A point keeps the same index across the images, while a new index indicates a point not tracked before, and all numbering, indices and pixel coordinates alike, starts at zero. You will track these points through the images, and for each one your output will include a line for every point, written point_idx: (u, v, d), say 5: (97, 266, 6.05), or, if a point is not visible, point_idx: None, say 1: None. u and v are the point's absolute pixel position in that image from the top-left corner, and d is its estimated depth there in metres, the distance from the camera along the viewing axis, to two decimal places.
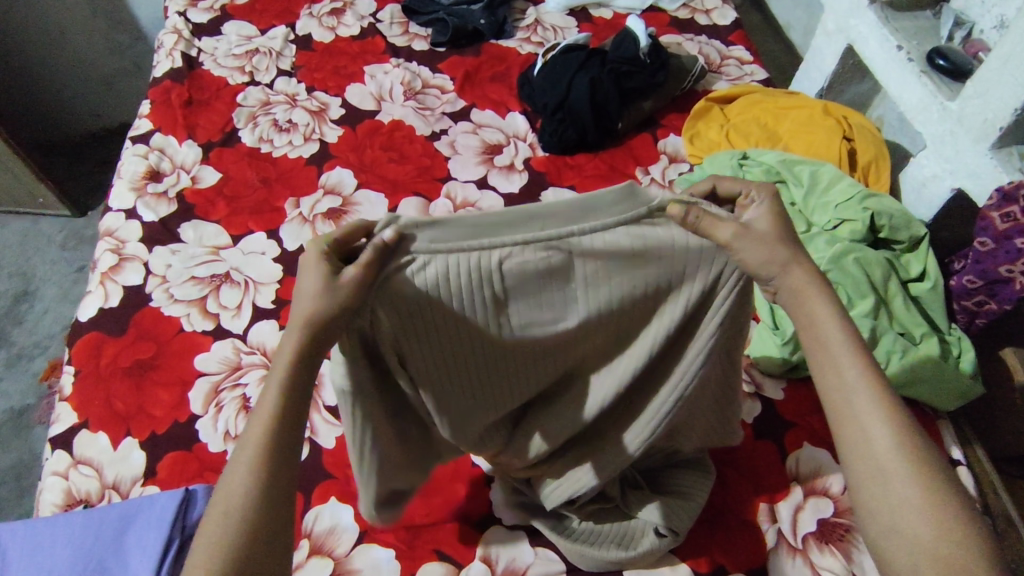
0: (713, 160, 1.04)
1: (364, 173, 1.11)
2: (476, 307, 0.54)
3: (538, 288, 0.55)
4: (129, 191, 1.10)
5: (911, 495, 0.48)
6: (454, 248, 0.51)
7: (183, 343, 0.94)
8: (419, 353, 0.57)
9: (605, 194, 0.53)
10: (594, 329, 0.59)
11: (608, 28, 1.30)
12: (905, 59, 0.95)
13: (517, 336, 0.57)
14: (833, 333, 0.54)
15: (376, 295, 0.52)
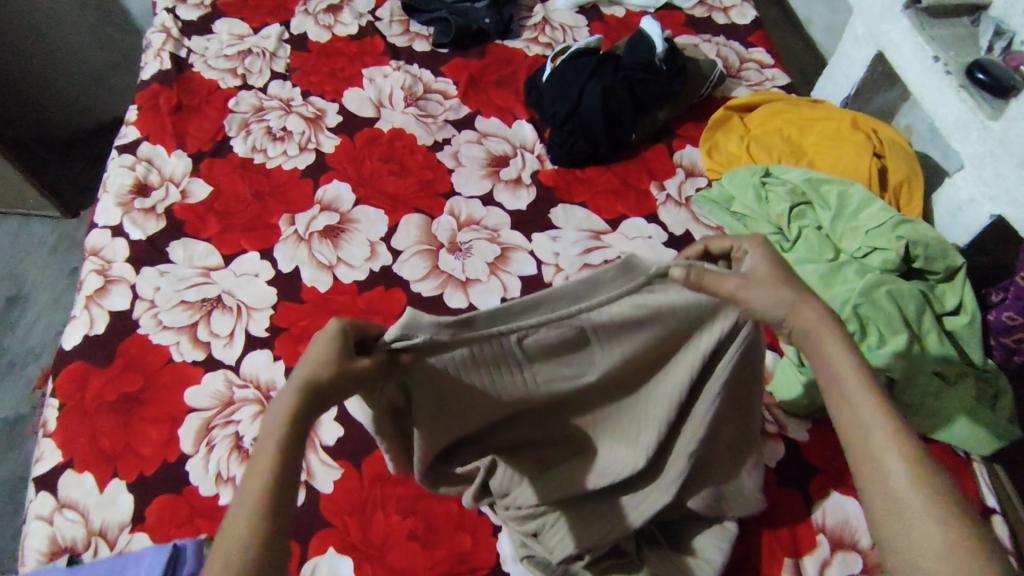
0: (734, 177, 0.98)
1: (363, 187, 1.05)
2: (498, 373, 0.61)
3: (555, 354, 0.63)
4: (115, 206, 1.04)
5: (919, 513, 0.47)
6: (475, 327, 0.58)
7: (172, 374, 0.89)
8: (450, 412, 0.64)
9: (607, 273, 0.60)
10: (606, 382, 0.66)
11: (621, 28, 1.23)
12: (942, 71, 0.88)
13: (536, 392, 0.64)
14: (839, 362, 0.55)
15: (399, 372, 0.57)
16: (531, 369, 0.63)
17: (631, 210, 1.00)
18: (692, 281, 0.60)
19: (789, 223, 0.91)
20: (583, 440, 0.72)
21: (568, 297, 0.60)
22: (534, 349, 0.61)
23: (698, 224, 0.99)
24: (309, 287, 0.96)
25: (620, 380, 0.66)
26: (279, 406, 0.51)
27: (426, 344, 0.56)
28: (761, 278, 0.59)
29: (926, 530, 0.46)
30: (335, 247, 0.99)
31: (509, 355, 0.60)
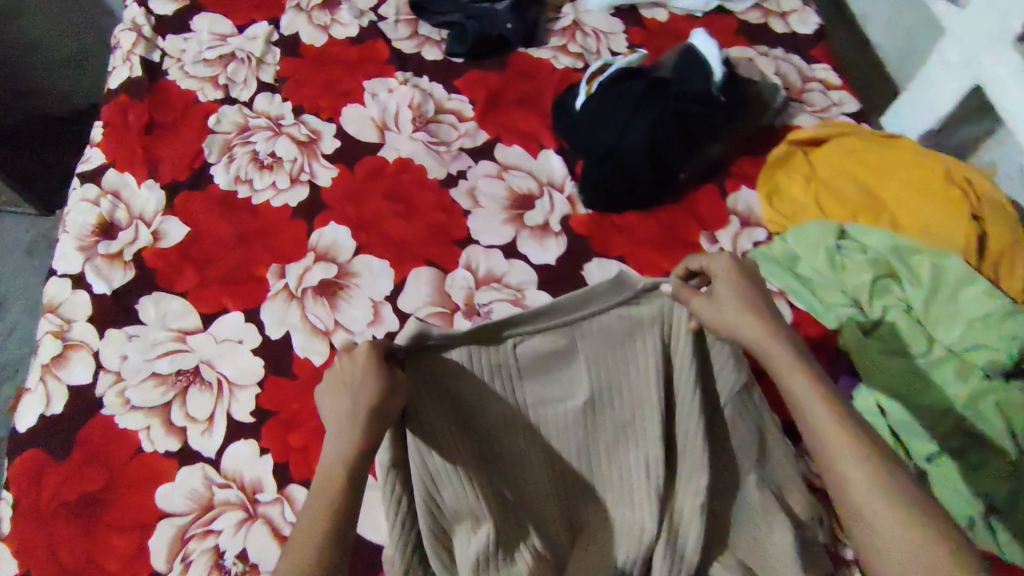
0: (803, 235, 0.83)
1: (364, 232, 0.90)
2: (495, 385, 0.66)
3: (548, 373, 0.68)
4: (76, 250, 0.89)
5: (875, 501, 0.50)
6: (476, 336, 0.64)
7: (142, 468, 0.76)
8: (457, 445, 0.65)
9: (598, 288, 0.66)
10: (598, 404, 0.69)
11: (663, 37, 1.07)
12: None
13: (530, 410, 0.68)
14: (793, 378, 0.59)
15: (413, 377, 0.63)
16: (526, 387, 0.68)
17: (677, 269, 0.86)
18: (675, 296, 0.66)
19: (871, 300, 0.78)
20: (582, 478, 0.71)
21: (561, 311, 0.65)
22: (530, 359, 0.67)
23: None
24: (301, 358, 0.82)
25: (611, 406, 0.69)
26: (342, 450, 0.58)
27: (432, 351, 0.63)
28: (726, 298, 0.65)
29: (876, 509, 0.50)
30: (332, 308, 0.85)
31: (505, 363, 0.66)
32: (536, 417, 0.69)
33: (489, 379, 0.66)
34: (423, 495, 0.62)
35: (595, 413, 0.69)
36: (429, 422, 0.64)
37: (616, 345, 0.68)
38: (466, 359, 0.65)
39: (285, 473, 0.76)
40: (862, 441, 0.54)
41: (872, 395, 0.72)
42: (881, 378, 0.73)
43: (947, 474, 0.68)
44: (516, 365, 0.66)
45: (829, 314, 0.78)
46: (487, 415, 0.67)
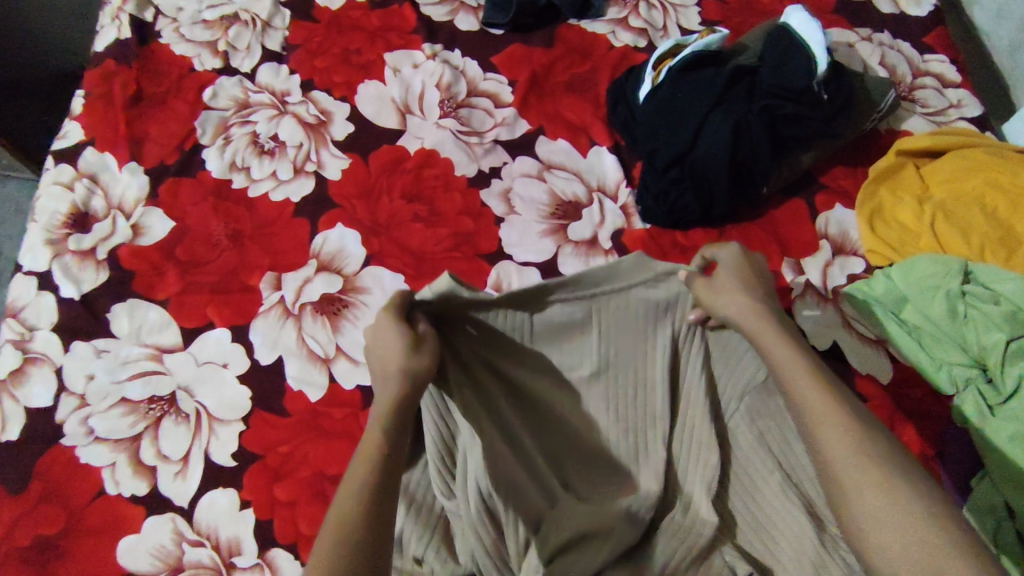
0: (914, 271, 0.67)
1: (377, 238, 0.76)
2: (504, 349, 0.57)
3: (571, 327, 0.57)
4: (44, 244, 0.76)
5: (876, 504, 0.40)
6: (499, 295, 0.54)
7: (103, 514, 0.64)
8: (467, 407, 0.53)
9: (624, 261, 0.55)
10: (612, 375, 0.58)
11: (744, 14, 0.89)
12: None
13: (536, 378, 0.58)
14: (790, 357, 0.48)
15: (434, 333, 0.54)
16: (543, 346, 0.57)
17: None
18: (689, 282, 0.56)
19: (1002, 371, 0.62)
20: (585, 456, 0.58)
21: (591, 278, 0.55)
22: (546, 326, 0.57)
23: (850, 334, 0.69)
24: (294, 391, 0.69)
25: (626, 378, 0.58)
26: (380, 401, 0.48)
27: (459, 309, 0.53)
28: (728, 282, 0.54)
29: (874, 506, 0.40)
30: (333, 330, 0.72)
31: (519, 328, 0.56)
32: (541, 386, 0.58)
33: (498, 343, 0.56)
34: (435, 439, 0.55)
35: (613, 381, 0.58)
36: (447, 381, 0.53)
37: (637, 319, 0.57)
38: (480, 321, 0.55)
39: (267, 534, 0.63)
40: (853, 420, 0.44)
41: (999, 490, 0.59)
42: (1008, 469, 0.58)
43: None
44: (532, 326, 0.56)
45: (943, 375, 0.65)
46: (492, 381, 0.56)
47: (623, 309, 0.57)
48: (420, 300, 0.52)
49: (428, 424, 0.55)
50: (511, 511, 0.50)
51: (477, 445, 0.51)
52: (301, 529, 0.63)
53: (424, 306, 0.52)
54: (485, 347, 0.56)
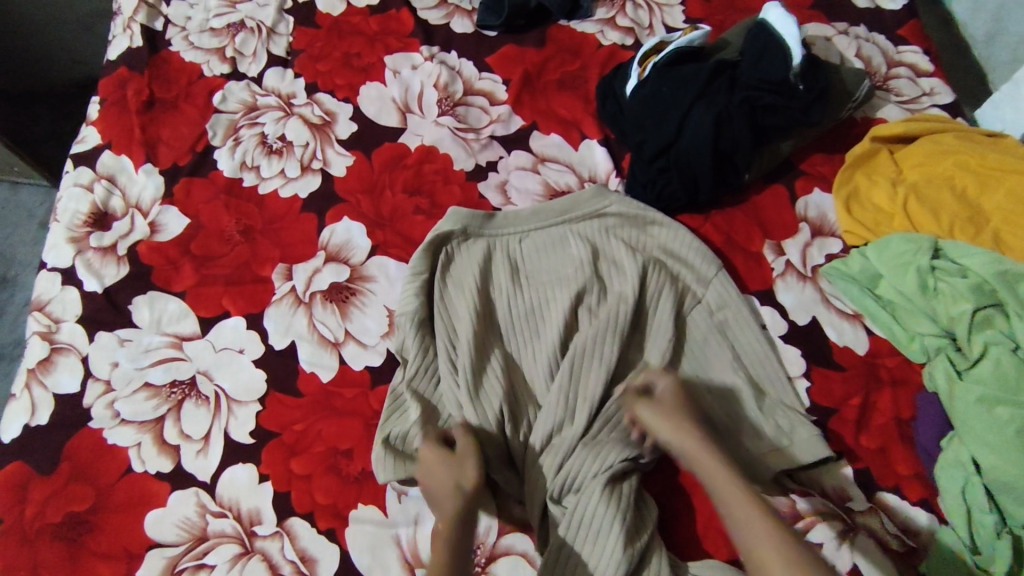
0: (886, 249, 0.72)
1: (381, 230, 0.81)
2: (501, 280, 0.74)
3: (558, 268, 0.74)
4: (66, 242, 0.81)
5: None
6: (499, 229, 0.78)
7: (130, 490, 0.69)
8: (470, 322, 0.70)
9: (582, 199, 0.78)
10: (587, 298, 0.72)
11: (725, 11, 0.94)
12: None
13: (526, 303, 0.72)
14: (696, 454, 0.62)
15: (445, 267, 0.74)
16: (535, 283, 0.73)
17: (740, 281, 0.74)
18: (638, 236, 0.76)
19: (970, 335, 0.66)
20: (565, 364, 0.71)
21: (563, 220, 0.77)
22: (531, 261, 0.75)
23: (827, 309, 0.73)
24: (307, 373, 0.74)
25: (599, 303, 0.72)
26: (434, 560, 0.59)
27: (466, 241, 0.76)
28: (669, 403, 0.65)
29: None
30: (343, 316, 0.76)
31: (511, 264, 0.75)
32: (531, 309, 0.72)
33: (494, 278, 0.74)
34: (443, 341, 0.70)
35: (591, 303, 0.71)
36: (452, 303, 0.72)
37: (602, 258, 0.74)
38: (479, 258, 0.75)
39: (285, 505, 0.67)
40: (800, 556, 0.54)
41: (968, 448, 0.63)
42: (977, 428, 0.62)
43: None
44: (520, 259, 0.76)
45: (914, 345, 0.69)
46: (490, 305, 0.72)
47: (590, 249, 0.74)
48: (438, 240, 0.76)
49: (438, 327, 0.71)
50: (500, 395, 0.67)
51: (472, 344, 0.69)
52: (317, 500, 0.67)
53: (451, 237, 0.76)
54: (486, 279, 0.74)
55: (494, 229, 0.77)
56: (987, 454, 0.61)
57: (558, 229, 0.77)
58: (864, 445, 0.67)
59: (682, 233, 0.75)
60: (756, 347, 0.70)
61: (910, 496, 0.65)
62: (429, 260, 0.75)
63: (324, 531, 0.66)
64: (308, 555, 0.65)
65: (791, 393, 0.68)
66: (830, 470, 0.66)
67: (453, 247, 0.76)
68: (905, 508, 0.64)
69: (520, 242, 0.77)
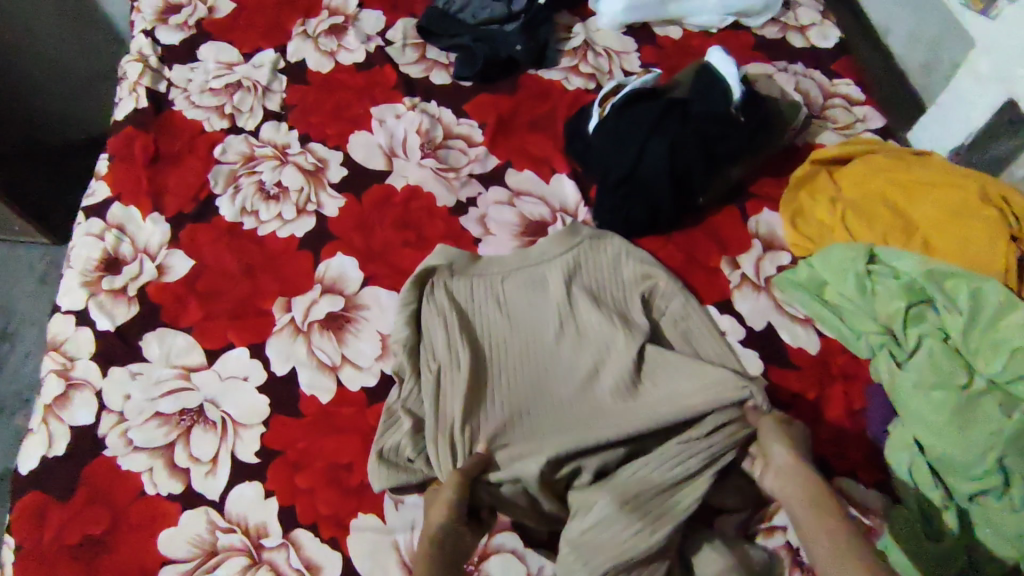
0: (828, 258, 0.79)
1: (372, 262, 0.88)
2: (483, 313, 0.81)
3: (535, 301, 0.82)
4: (80, 286, 0.87)
5: None
6: (482, 265, 0.85)
7: (143, 512, 0.73)
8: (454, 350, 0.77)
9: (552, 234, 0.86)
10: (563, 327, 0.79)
11: (678, 55, 1.04)
12: None
13: (507, 332, 0.79)
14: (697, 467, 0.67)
15: (429, 299, 0.81)
16: (518, 316, 0.81)
17: (699, 294, 0.82)
18: (608, 261, 0.83)
19: (905, 329, 0.73)
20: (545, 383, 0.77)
21: (538, 253, 0.84)
22: (511, 292, 0.82)
23: (782, 315, 0.80)
24: (307, 395, 0.79)
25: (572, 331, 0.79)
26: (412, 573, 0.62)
27: (449, 275, 0.83)
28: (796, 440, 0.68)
29: None
30: (339, 342, 0.82)
31: (491, 297, 0.82)
32: (511, 338, 0.79)
33: (477, 310, 0.81)
34: (430, 367, 0.77)
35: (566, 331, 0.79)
36: (436, 333, 0.79)
37: (576, 286, 0.81)
38: (463, 292, 0.82)
39: (290, 517, 0.72)
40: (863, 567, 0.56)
41: (911, 430, 0.69)
42: (917, 412, 0.68)
43: (989, 515, 0.64)
44: (500, 291, 0.82)
45: (863, 343, 0.76)
46: (475, 336, 0.79)
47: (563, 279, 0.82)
48: (427, 277, 0.83)
49: (423, 358, 0.78)
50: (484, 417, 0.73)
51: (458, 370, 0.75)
52: (319, 511, 0.72)
53: (436, 271, 0.83)
54: (470, 313, 0.81)
55: (475, 264, 0.85)
56: (928, 435, 0.67)
57: (534, 262, 0.84)
58: (820, 434, 0.73)
59: (643, 256, 0.83)
60: (714, 356, 0.77)
61: (864, 479, 0.70)
62: (415, 296, 0.82)
63: (327, 540, 0.71)
64: (312, 562, 0.70)
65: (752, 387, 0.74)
66: None
67: (438, 283, 0.82)
68: (862, 492, 0.69)
69: (500, 275, 0.84)
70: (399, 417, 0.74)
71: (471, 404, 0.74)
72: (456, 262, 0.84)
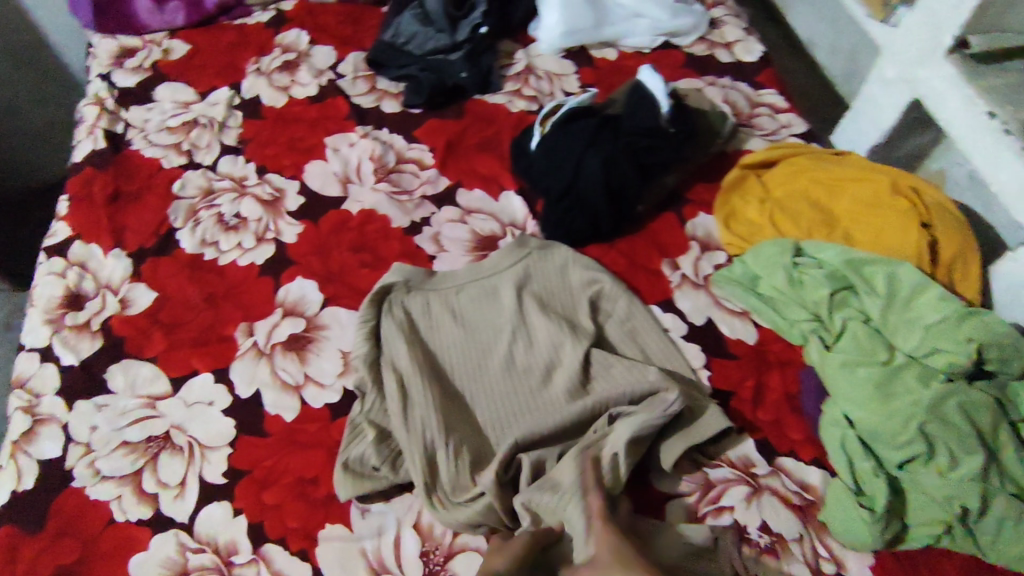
0: (759, 254, 0.85)
1: (331, 284, 0.91)
2: (440, 325, 0.85)
3: (490, 310, 0.86)
4: (44, 324, 0.89)
5: None
6: (438, 279, 0.88)
7: (114, 538, 0.74)
8: (413, 360, 0.80)
9: (502, 248, 0.90)
10: (516, 334, 0.83)
11: (614, 74, 1.11)
12: (987, 116, 0.79)
13: (464, 343, 0.83)
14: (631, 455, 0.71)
15: (389, 315, 0.85)
16: (474, 326, 0.85)
17: (642, 295, 0.87)
18: (559, 269, 0.88)
19: (831, 313, 0.79)
20: (501, 388, 0.80)
21: (490, 266, 0.88)
22: (467, 304, 0.86)
23: (720, 310, 0.86)
24: (272, 415, 0.82)
25: (525, 337, 0.83)
26: None
27: (407, 291, 0.87)
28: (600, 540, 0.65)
29: None
30: (301, 362, 0.85)
31: (447, 309, 0.86)
32: (468, 348, 0.83)
33: (434, 323, 0.85)
34: (391, 378, 0.80)
35: (520, 337, 0.82)
36: (395, 346, 0.82)
37: (528, 295, 0.86)
38: (421, 307, 0.86)
39: (260, 533, 0.74)
40: None
41: (840, 407, 0.74)
42: (844, 389, 0.74)
43: (917, 479, 0.69)
44: (456, 303, 0.86)
45: (795, 330, 0.81)
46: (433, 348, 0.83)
47: (516, 290, 0.85)
48: (386, 294, 0.86)
49: (384, 370, 0.81)
50: (443, 420, 0.76)
51: (417, 379, 0.78)
52: (288, 524, 0.74)
53: (394, 288, 0.87)
54: (427, 326, 0.85)
55: (431, 279, 0.88)
56: (856, 410, 0.73)
57: (487, 275, 0.88)
58: (761, 418, 0.78)
59: (591, 263, 0.88)
60: (662, 352, 0.81)
61: (803, 457, 0.75)
62: (374, 313, 0.85)
63: (296, 552, 0.73)
64: (283, 574, 0.72)
65: (693, 376, 0.79)
66: (733, 442, 0.76)
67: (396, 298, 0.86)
68: (801, 468, 0.75)
69: (455, 288, 0.87)
70: (362, 429, 0.78)
71: (431, 410, 0.76)
72: (413, 278, 0.87)
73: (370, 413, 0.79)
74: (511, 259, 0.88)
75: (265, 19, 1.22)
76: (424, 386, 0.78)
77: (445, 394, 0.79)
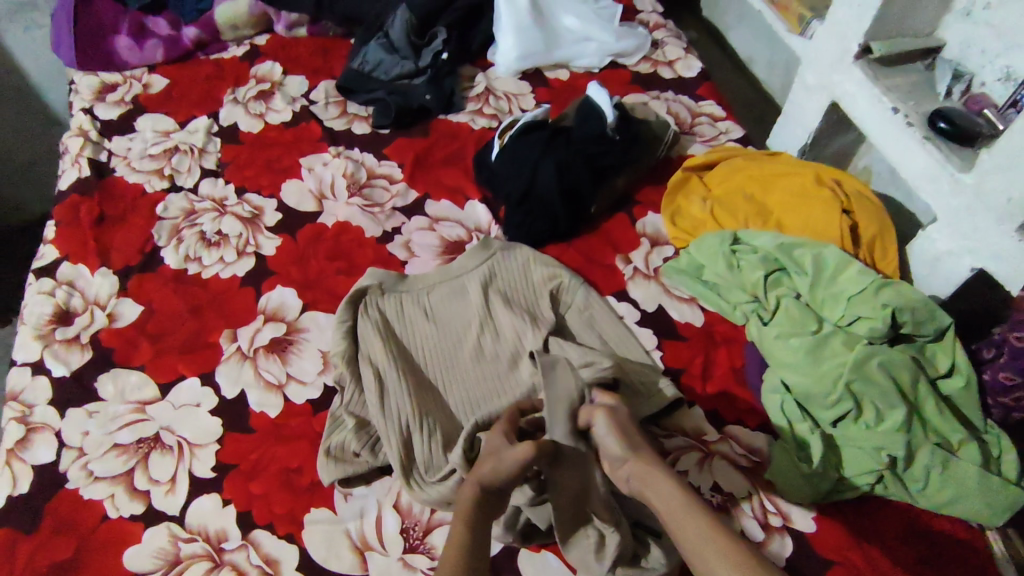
0: (700, 244, 0.93)
1: (310, 290, 0.98)
2: (413, 323, 0.91)
3: (459, 308, 0.92)
4: (34, 340, 0.93)
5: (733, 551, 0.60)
6: (410, 282, 0.95)
7: (108, 534, 0.78)
8: (389, 355, 0.86)
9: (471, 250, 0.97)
10: (485, 327, 0.89)
11: (567, 93, 1.20)
12: (890, 109, 0.89)
13: (436, 338, 0.90)
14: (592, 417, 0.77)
15: (365, 315, 0.90)
16: (444, 322, 0.91)
17: (598, 287, 0.94)
18: (522, 268, 0.95)
19: (767, 293, 0.87)
20: (472, 377, 0.86)
21: (459, 266, 0.95)
22: (439, 302, 0.93)
23: (670, 297, 0.94)
24: (257, 412, 0.87)
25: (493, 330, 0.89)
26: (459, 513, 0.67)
27: (380, 293, 0.93)
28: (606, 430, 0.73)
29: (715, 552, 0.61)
30: (284, 362, 0.91)
31: (419, 309, 0.92)
32: (439, 342, 0.89)
33: (408, 322, 0.91)
34: (368, 373, 0.85)
35: (488, 331, 0.89)
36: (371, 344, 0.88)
37: (495, 291, 0.92)
38: (394, 308, 0.92)
39: (248, 520, 0.79)
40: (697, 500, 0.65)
41: (778, 373, 0.82)
42: (781, 357, 0.81)
43: (848, 434, 0.77)
44: (428, 303, 0.93)
45: (736, 312, 0.89)
46: (408, 344, 0.89)
47: (483, 287, 0.92)
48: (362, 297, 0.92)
49: (362, 366, 0.86)
50: (417, 408, 0.82)
51: (393, 371, 0.84)
52: (274, 511, 0.79)
53: (369, 291, 0.93)
54: (401, 324, 0.91)
55: (403, 283, 0.95)
56: (792, 376, 0.80)
57: (457, 275, 0.95)
58: (709, 390, 0.85)
59: (551, 262, 0.95)
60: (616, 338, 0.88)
61: (749, 425, 0.83)
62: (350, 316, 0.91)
63: (283, 536, 0.77)
64: (272, 557, 0.76)
65: (647, 357, 0.86)
66: (685, 414, 0.83)
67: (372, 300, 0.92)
68: (748, 434, 0.82)
69: (427, 289, 0.94)
70: (343, 419, 0.83)
71: (405, 398, 0.82)
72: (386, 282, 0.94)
73: (349, 405, 0.84)
74: (479, 260, 0.95)
75: (240, 53, 1.30)
76: (398, 378, 0.84)
77: (420, 384, 0.85)
